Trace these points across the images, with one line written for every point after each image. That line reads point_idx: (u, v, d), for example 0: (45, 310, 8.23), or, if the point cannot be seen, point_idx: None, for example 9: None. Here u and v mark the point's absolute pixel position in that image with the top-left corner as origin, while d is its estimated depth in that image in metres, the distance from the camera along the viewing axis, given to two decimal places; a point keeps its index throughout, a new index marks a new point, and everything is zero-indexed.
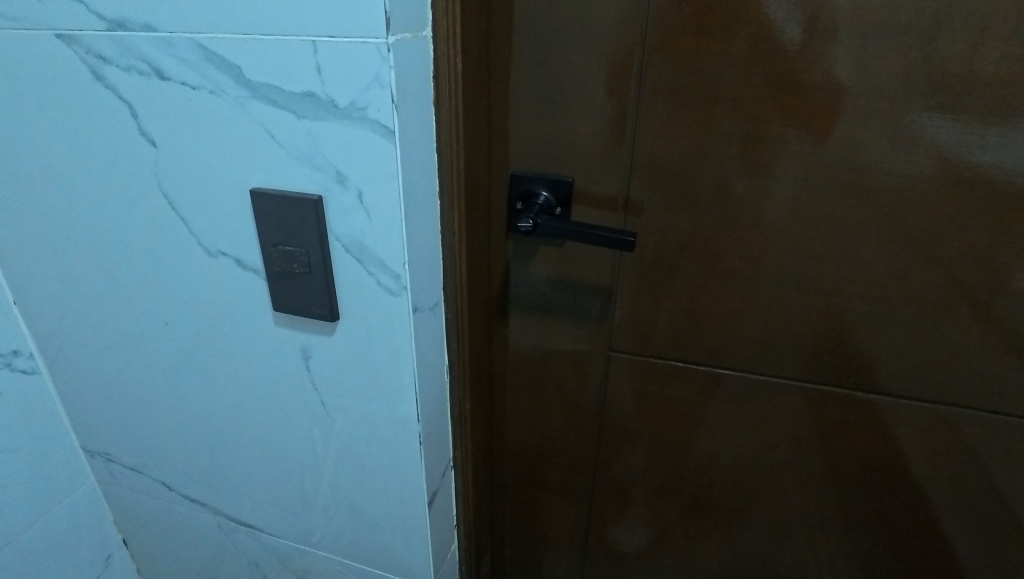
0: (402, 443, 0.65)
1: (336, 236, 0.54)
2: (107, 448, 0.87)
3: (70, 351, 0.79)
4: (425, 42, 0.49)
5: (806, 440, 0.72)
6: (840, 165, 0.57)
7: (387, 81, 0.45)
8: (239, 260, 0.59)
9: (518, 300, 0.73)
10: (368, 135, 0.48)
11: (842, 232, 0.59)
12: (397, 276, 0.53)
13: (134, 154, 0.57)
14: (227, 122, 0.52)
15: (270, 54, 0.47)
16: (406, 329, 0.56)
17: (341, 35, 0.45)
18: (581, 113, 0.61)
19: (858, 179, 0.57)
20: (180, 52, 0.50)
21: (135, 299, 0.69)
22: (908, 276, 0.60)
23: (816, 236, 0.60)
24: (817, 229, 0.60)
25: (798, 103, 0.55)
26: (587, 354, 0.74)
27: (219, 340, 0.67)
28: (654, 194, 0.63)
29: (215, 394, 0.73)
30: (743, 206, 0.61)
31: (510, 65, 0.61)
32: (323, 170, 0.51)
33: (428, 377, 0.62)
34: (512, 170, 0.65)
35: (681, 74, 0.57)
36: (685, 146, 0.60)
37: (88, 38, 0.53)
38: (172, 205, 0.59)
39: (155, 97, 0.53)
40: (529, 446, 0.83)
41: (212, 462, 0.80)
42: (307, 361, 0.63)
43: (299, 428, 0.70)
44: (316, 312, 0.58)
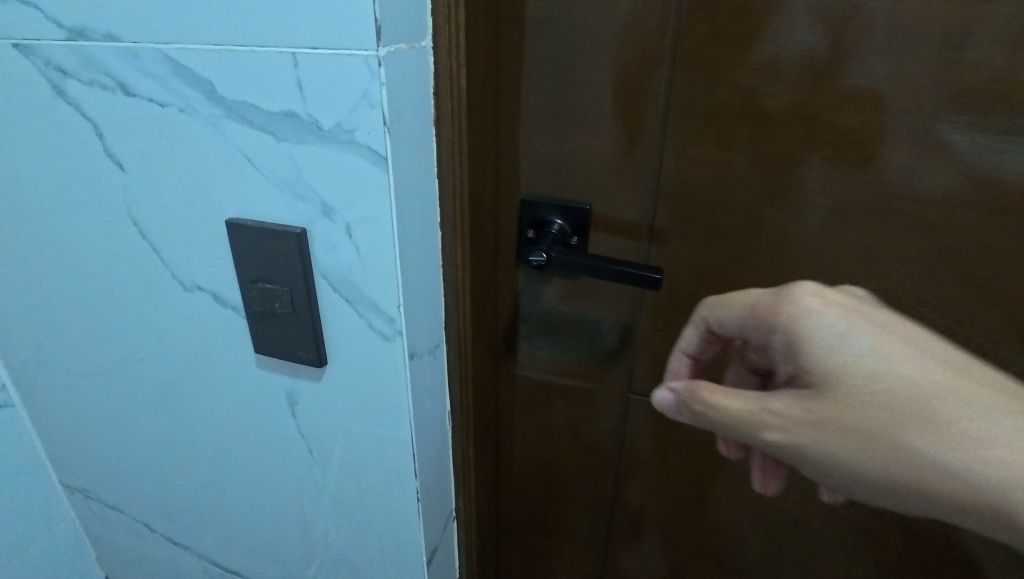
0: (398, 497, 0.59)
1: (322, 274, 0.48)
2: (86, 484, 0.81)
3: (46, 385, 0.73)
4: (424, 54, 0.43)
5: None
6: (897, 195, 0.50)
7: (378, 99, 0.39)
8: (217, 295, 0.53)
9: (527, 336, 0.66)
10: (357, 162, 0.42)
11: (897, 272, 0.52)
12: (391, 319, 0.47)
13: (101, 178, 0.52)
14: (200, 145, 0.46)
15: (245, 68, 0.41)
16: (402, 377, 0.50)
17: (324, 47, 0.39)
18: (599, 132, 0.55)
19: (918, 211, 0.50)
20: (146, 65, 0.44)
21: (109, 332, 0.63)
22: (971, 322, 0.52)
23: (866, 275, 0.53)
24: (867, 267, 0.53)
25: (850, 123, 0.49)
26: (603, 394, 0.67)
27: (198, 379, 0.61)
28: (681, 222, 0.57)
29: (197, 435, 0.66)
30: (782, 239, 0.54)
31: (521, 77, 0.54)
32: (306, 199, 0.45)
33: (427, 427, 0.55)
34: (522, 193, 0.59)
35: (715, 90, 0.51)
36: (717, 171, 0.54)
37: (47, 50, 0.47)
38: (143, 234, 0.53)
39: (121, 116, 0.47)
40: (539, 491, 0.76)
41: (196, 506, 0.74)
42: (293, 407, 0.57)
43: (288, 475, 0.64)
44: (301, 356, 0.52)
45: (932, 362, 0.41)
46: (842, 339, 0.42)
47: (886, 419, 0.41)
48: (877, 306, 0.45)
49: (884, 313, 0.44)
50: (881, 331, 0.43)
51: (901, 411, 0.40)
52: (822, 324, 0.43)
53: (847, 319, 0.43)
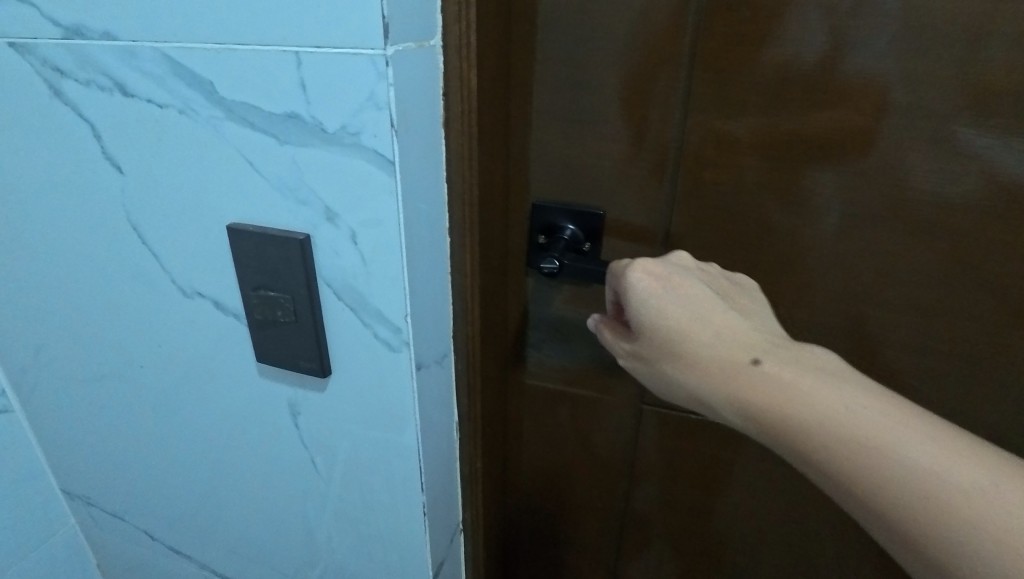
0: (404, 510, 0.57)
1: (326, 281, 0.46)
2: (86, 490, 0.79)
3: (43, 391, 0.71)
4: (433, 53, 0.41)
5: None
6: (921, 199, 0.48)
7: (385, 100, 0.37)
8: (218, 302, 0.52)
9: (536, 344, 0.64)
10: (363, 166, 0.40)
11: (919, 278, 0.51)
12: (397, 329, 0.45)
13: (99, 181, 0.50)
14: (200, 147, 0.44)
15: (246, 68, 0.40)
16: (409, 388, 0.48)
17: (329, 46, 0.37)
18: (613, 134, 0.53)
19: (942, 217, 0.48)
20: (144, 64, 0.42)
21: (108, 338, 0.61)
22: (994, 332, 0.51)
23: (886, 282, 0.52)
24: (887, 274, 0.52)
25: (876, 126, 0.47)
26: (616, 405, 0.66)
27: (198, 387, 0.60)
28: (698, 229, 0.55)
29: (198, 443, 0.65)
30: (803, 245, 0.53)
31: (532, 78, 0.52)
32: (309, 204, 0.43)
33: (434, 439, 0.54)
34: (532, 198, 0.57)
35: (735, 91, 0.49)
36: (736, 175, 0.52)
37: (43, 48, 0.45)
38: (142, 239, 0.51)
39: (119, 117, 0.46)
40: (548, 502, 0.74)
41: (196, 516, 0.72)
42: (296, 417, 0.56)
43: (290, 486, 0.62)
44: (304, 366, 0.50)
45: (725, 319, 0.45)
46: (641, 305, 0.46)
47: (698, 381, 0.45)
48: (694, 272, 0.48)
49: (689, 278, 0.47)
50: (680, 298, 0.45)
51: (713, 369, 0.43)
52: (632, 295, 0.46)
53: (659, 288, 0.46)
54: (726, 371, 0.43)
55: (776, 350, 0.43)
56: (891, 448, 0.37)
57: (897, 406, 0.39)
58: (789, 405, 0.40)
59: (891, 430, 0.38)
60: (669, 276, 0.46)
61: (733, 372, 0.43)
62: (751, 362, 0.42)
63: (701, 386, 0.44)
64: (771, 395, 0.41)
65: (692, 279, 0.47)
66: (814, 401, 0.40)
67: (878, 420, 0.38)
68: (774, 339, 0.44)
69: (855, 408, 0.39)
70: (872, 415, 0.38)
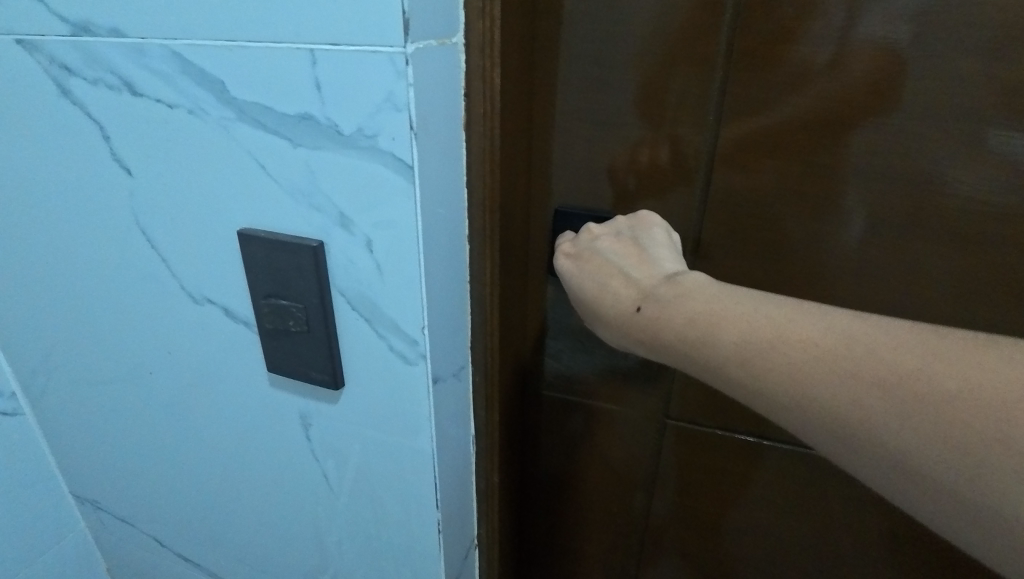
0: (417, 527, 0.54)
1: (339, 290, 0.44)
2: (95, 495, 0.77)
3: (51, 395, 0.70)
4: (455, 52, 0.39)
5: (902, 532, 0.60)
6: (951, 206, 0.46)
7: (404, 101, 0.35)
8: (228, 309, 0.50)
9: (555, 353, 0.63)
10: (379, 170, 0.38)
11: (947, 291, 0.49)
12: (414, 341, 0.43)
13: (108, 183, 0.48)
14: (211, 150, 0.42)
15: (258, 67, 0.38)
16: (426, 403, 0.46)
17: (345, 43, 0.35)
18: (641, 137, 0.51)
19: (974, 227, 0.46)
20: (154, 62, 0.41)
21: (116, 343, 0.60)
22: None
23: (913, 295, 0.50)
24: (913, 286, 0.50)
25: (920, 130, 0.45)
26: (639, 418, 0.64)
27: (207, 394, 0.58)
28: (730, 237, 0.53)
29: (206, 452, 0.62)
30: (841, 254, 0.51)
31: (556, 78, 0.50)
32: (323, 210, 0.41)
33: (449, 453, 0.51)
34: (555, 203, 0.55)
35: (774, 93, 0.47)
36: (770, 181, 0.50)
37: (50, 46, 0.44)
38: (151, 243, 0.50)
39: (127, 118, 0.44)
40: (565, 516, 0.72)
41: (205, 525, 0.69)
42: (307, 429, 0.54)
43: (300, 498, 0.60)
44: (315, 377, 0.48)
45: (621, 274, 0.44)
46: (568, 284, 0.48)
47: (613, 334, 0.44)
48: (604, 238, 0.48)
49: (601, 247, 0.47)
50: (587, 269, 0.47)
51: (613, 322, 0.43)
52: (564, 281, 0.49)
53: (575, 267, 0.48)
54: (619, 319, 0.42)
55: (659, 288, 0.41)
56: (745, 370, 0.34)
57: (740, 312, 0.35)
58: (661, 335, 0.39)
59: (729, 340, 0.35)
60: (586, 252, 0.48)
61: (627, 322, 0.42)
62: (639, 307, 0.41)
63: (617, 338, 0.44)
64: (650, 330, 0.40)
65: (602, 244, 0.48)
66: (679, 331, 0.37)
67: (725, 331, 0.35)
68: (663, 280, 0.42)
69: (706, 326, 0.36)
70: (720, 326, 0.35)
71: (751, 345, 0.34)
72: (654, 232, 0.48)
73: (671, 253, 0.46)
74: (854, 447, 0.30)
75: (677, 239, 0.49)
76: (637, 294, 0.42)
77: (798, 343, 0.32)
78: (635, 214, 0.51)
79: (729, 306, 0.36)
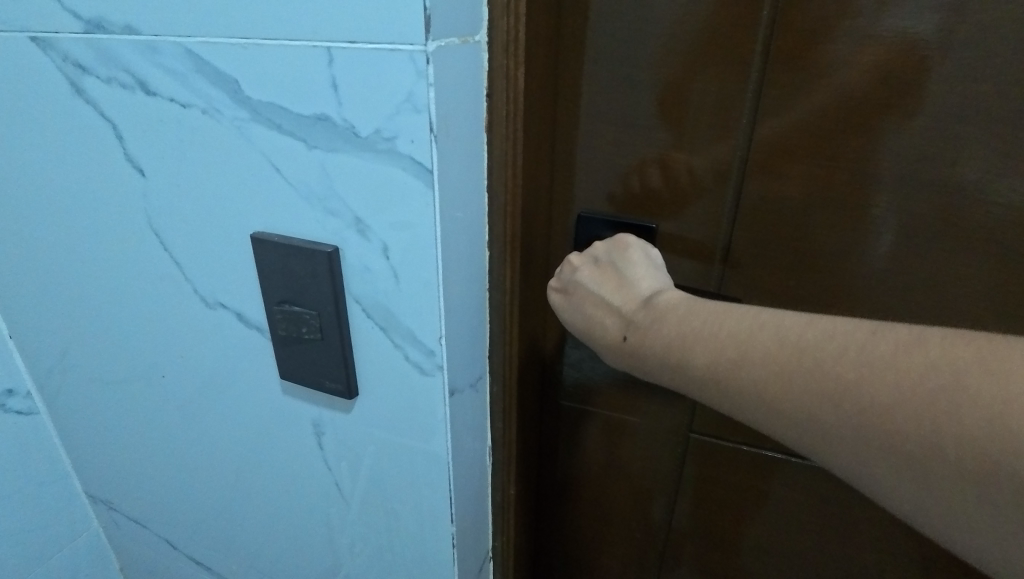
0: (430, 541, 0.53)
1: (354, 297, 0.43)
2: (108, 496, 0.76)
3: (66, 395, 0.69)
4: (478, 50, 0.37)
5: (940, 560, 0.57)
6: (999, 217, 0.44)
7: (424, 102, 0.34)
8: (241, 314, 0.49)
9: (575, 362, 0.60)
10: (398, 174, 0.37)
11: (989, 309, 0.47)
12: (430, 352, 0.42)
13: (121, 183, 0.47)
14: (224, 151, 0.41)
15: (272, 66, 0.36)
16: (442, 414, 0.44)
17: (363, 41, 0.33)
18: (667, 141, 0.49)
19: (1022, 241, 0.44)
20: (167, 60, 0.40)
21: (129, 344, 0.59)
22: None
23: (953, 312, 0.48)
24: (954, 301, 0.47)
25: (970, 135, 0.42)
26: (661, 430, 0.61)
27: (219, 398, 0.56)
28: (760, 245, 0.51)
29: (217, 456, 0.61)
30: (880, 264, 0.48)
31: (582, 78, 0.48)
32: (338, 215, 0.40)
33: (465, 467, 0.49)
34: (578, 208, 0.53)
35: (811, 95, 0.45)
36: (806, 188, 0.48)
37: (64, 43, 0.43)
38: (164, 246, 0.49)
39: (141, 117, 0.43)
40: (584, 529, 0.70)
41: (215, 529, 0.68)
42: (320, 437, 0.52)
43: (311, 506, 0.58)
44: (329, 386, 0.47)
45: (604, 304, 0.42)
46: (561, 318, 0.45)
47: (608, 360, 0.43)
48: (585, 267, 0.44)
49: (582, 278, 0.44)
50: (574, 303, 0.44)
51: (606, 349, 0.42)
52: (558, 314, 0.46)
53: (563, 300, 0.45)
54: (609, 346, 0.41)
55: (641, 315, 0.39)
56: (717, 391, 0.33)
57: (710, 335, 0.34)
58: (647, 363, 0.38)
59: (701, 366, 0.34)
60: (570, 287, 0.44)
61: (617, 350, 0.41)
62: (627, 337, 0.40)
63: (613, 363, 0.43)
64: (637, 359, 0.39)
65: (583, 273, 0.44)
66: (660, 359, 0.37)
67: (698, 361, 0.34)
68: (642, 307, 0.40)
69: (680, 355, 0.35)
70: (692, 354, 0.34)
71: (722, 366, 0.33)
72: (631, 252, 0.44)
73: (653, 275, 0.43)
74: (827, 456, 0.29)
75: (656, 253, 0.46)
76: (622, 324, 0.40)
77: (757, 359, 0.31)
78: (613, 237, 0.46)
79: (698, 325, 0.35)
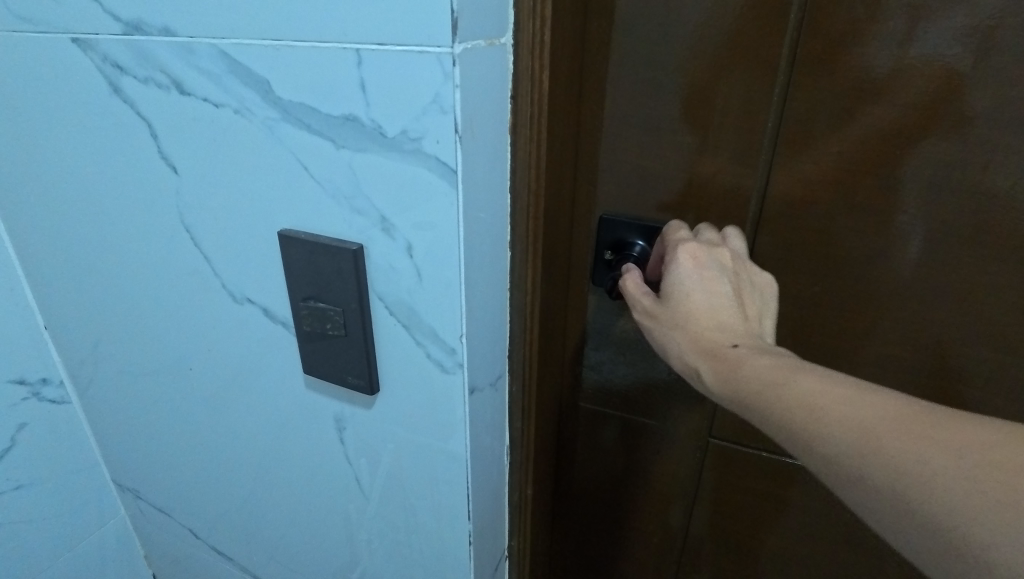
0: (448, 538, 0.53)
1: (379, 295, 0.43)
2: (136, 485, 0.78)
3: (97, 387, 0.71)
4: (503, 52, 0.37)
5: None
6: None
7: (450, 103, 0.34)
8: (268, 309, 0.50)
9: (596, 364, 0.61)
10: (424, 174, 0.37)
11: (1017, 319, 0.46)
12: (452, 350, 0.42)
13: (155, 180, 0.49)
14: (255, 150, 0.42)
15: (303, 66, 0.37)
16: (462, 412, 0.45)
17: (391, 43, 0.34)
18: (692, 143, 0.49)
19: None
20: (202, 61, 0.41)
21: (158, 336, 0.60)
22: None
23: (977, 321, 0.47)
24: (983, 309, 0.46)
25: (1003, 138, 0.41)
26: (678, 435, 0.61)
27: (244, 393, 0.58)
28: (785, 249, 0.50)
29: (241, 448, 0.62)
30: (907, 270, 0.47)
31: (606, 80, 0.49)
32: (364, 214, 0.41)
33: (483, 465, 0.50)
34: (600, 211, 0.54)
35: (839, 96, 0.44)
36: (833, 191, 0.47)
37: (103, 44, 0.45)
38: (195, 241, 0.50)
39: (175, 116, 0.44)
40: (600, 532, 0.70)
41: (239, 520, 0.70)
42: (341, 432, 0.53)
43: (331, 499, 0.59)
44: (352, 382, 0.47)
45: (729, 324, 0.42)
46: (670, 287, 0.44)
47: (681, 342, 0.43)
48: (724, 275, 0.44)
49: (720, 285, 0.43)
50: (706, 290, 0.43)
51: (697, 335, 0.42)
52: (671, 273, 0.44)
53: (693, 276, 0.44)
54: (706, 339, 0.42)
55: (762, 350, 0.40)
56: (806, 415, 0.35)
57: (826, 379, 0.36)
58: (740, 369, 0.39)
59: (803, 388, 0.36)
60: (707, 281, 0.43)
61: (711, 347, 0.41)
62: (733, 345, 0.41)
63: (683, 348, 0.43)
64: (733, 362, 0.40)
65: (724, 274, 0.44)
66: (762, 371, 0.38)
67: (804, 384, 0.36)
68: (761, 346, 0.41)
69: (789, 374, 0.37)
70: (800, 378, 0.36)
71: (824, 396, 0.35)
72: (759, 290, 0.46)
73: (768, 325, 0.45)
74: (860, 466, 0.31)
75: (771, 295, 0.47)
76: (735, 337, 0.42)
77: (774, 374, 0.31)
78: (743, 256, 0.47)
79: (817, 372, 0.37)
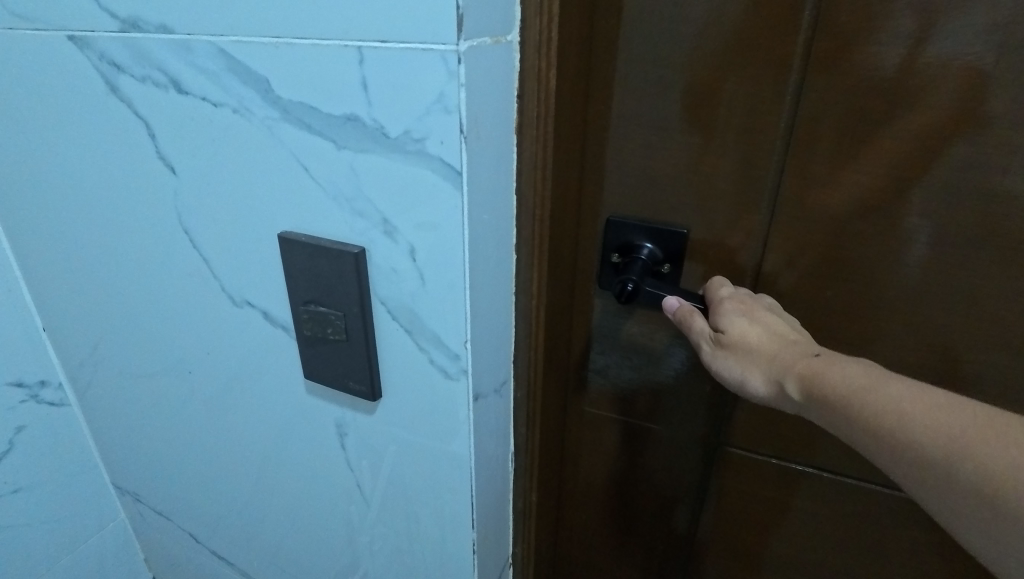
0: (451, 547, 0.52)
1: (381, 299, 0.42)
2: (135, 488, 0.77)
3: (96, 389, 0.70)
4: (509, 50, 0.36)
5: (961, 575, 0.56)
6: None
7: (455, 103, 0.33)
8: (268, 313, 0.49)
9: (601, 368, 0.60)
10: (427, 176, 0.36)
11: None
12: (455, 356, 0.41)
13: (153, 181, 0.48)
14: (254, 150, 0.41)
15: (304, 64, 0.36)
16: (466, 419, 0.44)
17: (394, 41, 0.33)
18: (701, 144, 0.48)
19: None
20: (200, 59, 0.40)
21: (157, 338, 0.59)
22: None
23: (992, 326, 0.46)
24: (999, 314, 0.45)
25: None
26: (684, 440, 0.60)
27: (244, 397, 0.57)
28: (795, 252, 0.49)
29: (241, 452, 0.61)
30: (922, 274, 0.46)
31: (614, 78, 0.48)
32: (366, 216, 0.40)
33: (487, 472, 0.49)
34: (606, 213, 0.53)
35: (854, 95, 0.43)
36: (847, 193, 0.46)
37: (100, 42, 0.44)
38: (194, 243, 0.49)
39: (173, 115, 0.43)
40: (605, 538, 0.69)
41: (238, 524, 0.69)
42: (342, 438, 0.52)
43: (332, 505, 0.58)
44: (354, 388, 0.47)
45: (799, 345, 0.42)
46: (728, 320, 0.44)
47: (762, 369, 0.42)
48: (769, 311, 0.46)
49: (771, 317, 0.45)
50: (761, 324, 0.44)
51: (774, 359, 0.42)
52: (720, 316, 0.45)
53: (742, 316, 0.45)
54: (787, 360, 0.41)
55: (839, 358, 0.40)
56: (896, 422, 0.33)
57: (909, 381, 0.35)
58: (828, 380, 0.38)
59: (892, 394, 0.34)
60: (758, 315, 0.45)
61: (793, 365, 0.40)
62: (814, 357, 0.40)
63: (767, 371, 0.42)
64: (817, 373, 0.39)
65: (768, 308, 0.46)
66: (849, 378, 0.37)
67: (892, 389, 0.34)
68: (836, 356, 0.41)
69: (876, 378, 0.36)
70: (887, 385, 0.35)
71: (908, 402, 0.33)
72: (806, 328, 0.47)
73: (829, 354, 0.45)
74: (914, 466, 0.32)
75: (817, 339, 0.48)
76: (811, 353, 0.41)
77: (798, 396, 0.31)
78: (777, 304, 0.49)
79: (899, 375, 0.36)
